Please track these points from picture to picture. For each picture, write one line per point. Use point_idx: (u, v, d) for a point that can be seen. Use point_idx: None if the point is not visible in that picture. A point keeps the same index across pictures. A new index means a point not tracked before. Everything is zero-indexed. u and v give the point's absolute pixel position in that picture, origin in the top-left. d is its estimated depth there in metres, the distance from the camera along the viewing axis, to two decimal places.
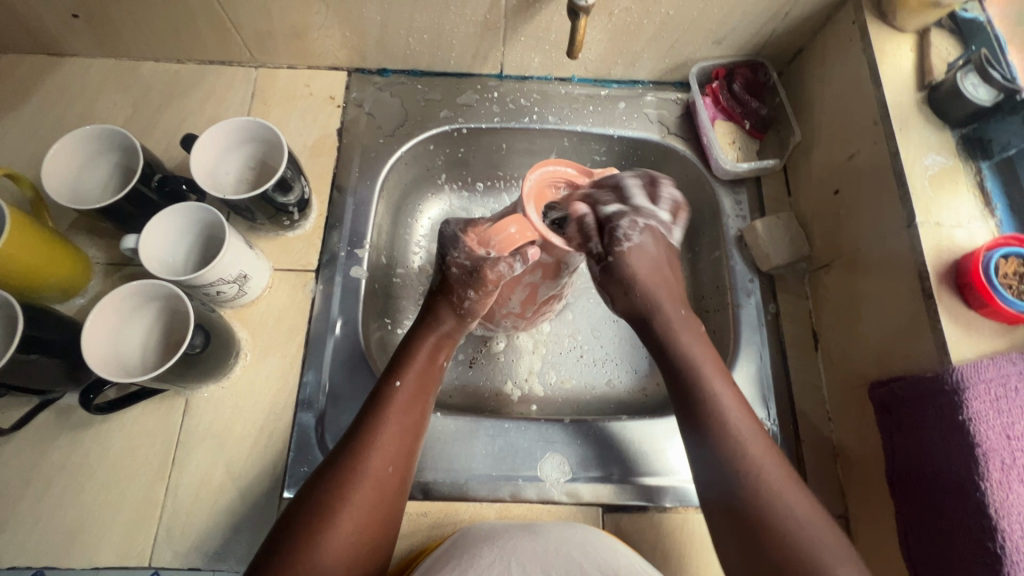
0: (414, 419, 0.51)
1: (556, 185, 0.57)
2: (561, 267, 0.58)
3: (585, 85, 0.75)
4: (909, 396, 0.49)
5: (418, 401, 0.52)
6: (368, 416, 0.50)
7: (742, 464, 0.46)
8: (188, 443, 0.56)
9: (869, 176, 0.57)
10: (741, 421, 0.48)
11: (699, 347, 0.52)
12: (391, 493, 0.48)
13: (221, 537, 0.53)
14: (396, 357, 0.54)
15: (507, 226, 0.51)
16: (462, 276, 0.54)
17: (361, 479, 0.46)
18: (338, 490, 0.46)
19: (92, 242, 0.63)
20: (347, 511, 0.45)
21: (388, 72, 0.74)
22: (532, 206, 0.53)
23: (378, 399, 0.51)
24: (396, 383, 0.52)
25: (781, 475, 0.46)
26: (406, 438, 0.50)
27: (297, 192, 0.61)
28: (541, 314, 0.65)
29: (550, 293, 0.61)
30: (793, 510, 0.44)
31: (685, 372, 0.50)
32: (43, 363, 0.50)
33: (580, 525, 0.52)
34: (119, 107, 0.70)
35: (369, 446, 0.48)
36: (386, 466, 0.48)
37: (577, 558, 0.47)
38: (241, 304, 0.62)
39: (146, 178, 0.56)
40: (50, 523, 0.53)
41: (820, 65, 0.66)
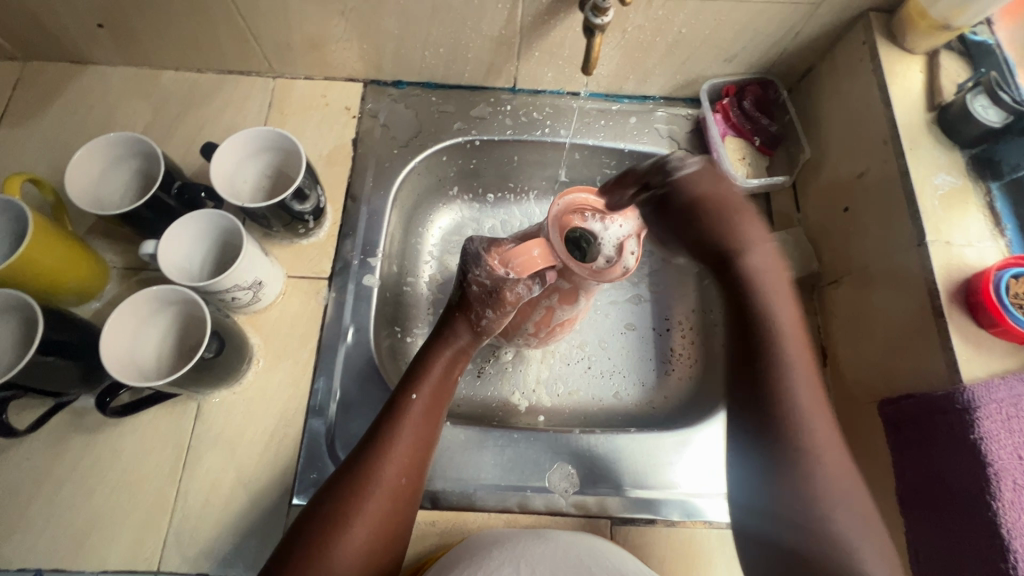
0: (427, 431, 0.51)
1: (582, 213, 0.57)
2: (581, 293, 0.58)
3: (597, 100, 0.76)
4: (919, 415, 0.49)
5: (434, 414, 0.52)
6: (381, 426, 0.50)
7: (790, 416, 0.48)
8: (199, 448, 0.57)
9: (878, 195, 0.58)
10: (802, 383, 0.49)
11: (778, 286, 0.53)
12: (403, 503, 0.48)
13: (230, 542, 0.54)
14: (412, 367, 0.54)
15: (529, 249, 0.53)
16: (481, 295, 0.54)
17: (375, 489, 0.47)
18: (352, 499, 0.46)
19: (109, 247, 0.64)
20: (360, 519, 0.45)
21: (403, 84, 0.75)
22: (556, 231, 0.55)
23: (392, 410, 0.51)
24: (411, 397, 0.51)
25: (832, 443, 0.47)
26: (419, 451, 0.50)
27: (312, 201, 0.61)
28: (556, 337, 0.66)
29: (568, 317, 0.62)
30: (827, 478, 0.46)
31: (761, 329, 0.51)
32: (60, 365, 0.51)
33: (588, 535, 0.52)
34: (139, 114, 0.71)
35: (383, 457, 0.48)
36: (400, 477, 0.48)
37: (585, 561, 0.47)
38: (254, 311, 0.62)
39: (166, 185, 0.57)
40: (60, 525, 0.53)
41: (830, 84, 0.66)
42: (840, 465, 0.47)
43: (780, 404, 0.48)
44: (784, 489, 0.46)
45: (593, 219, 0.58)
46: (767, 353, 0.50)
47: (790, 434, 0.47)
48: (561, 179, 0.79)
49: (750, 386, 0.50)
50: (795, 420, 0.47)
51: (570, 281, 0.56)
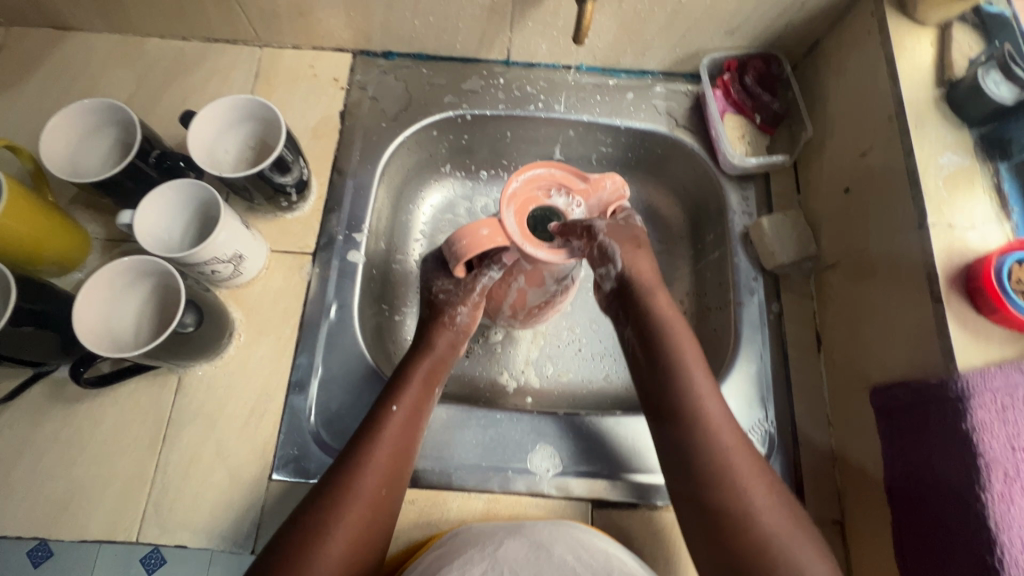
0: (407, 443, 0.51)
1: (545, 189, 0.55)
2: (543, 275, 0.57)
3: (593, 74, 0.73)
4: (909, 403, 0.48)
5: (414, 426, 0.52)
6: (361, 438, 0.50)
7: (714, 445, 0.50)
8: (179, 421, 0.56)
9: (880, 175, 0.55)
10: (717, 412, 0.52)
11: (683, 331, 0.56)
12: (383, 514, 0.48)
13: (209, 516, 0.53)
14: (392, 381, 0.54)
15: (478, 228, 0.52)
16: (449, 295, 0.60)
17: (353, 500, 0.47)
18: (334, 506, 0.46)
19: (91, 217, 0.63)
20: (341, 527, 0.45)
21: (393, 55, 0.73)
22: (509, 210, 0.52)
23: (373, 423, 0.51)
24: (392, 408, 0.52)
25: (752, 471, 0.49)
26: (400, 460, 0.50)
27: (295, 173, 0.60)
28: (540, 318, 0.65)
29: (541, 301, 0.61)
30: (757, 502, 0.47)
31: (667, 363, 0.54)
32: (35, 335, 0.50)
33: (571, 526, 0.52)
34: (123, 83, 0.69)
35: (362, 466, 0.48)
36: (380, 488, 0.48)
37: (566, 560, 0.48)
38: (236, 285, 0.61)
39: (143, 153, 0.55)
40: (40, 495, 0.53)
41: (836, 59, 0.63)
42: (768, 499, 0.48)
43: (701, 432, 0.51)
44: (727, 518, 0.47)
45: (557, 195, 0.56)
46: (681, 388, 0.53)
47: (712, 461, 0.49)
48: (556, 156, 0.78)
49: (669, 418, 0.53)
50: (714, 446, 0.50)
51: (530, 264, 0.56)
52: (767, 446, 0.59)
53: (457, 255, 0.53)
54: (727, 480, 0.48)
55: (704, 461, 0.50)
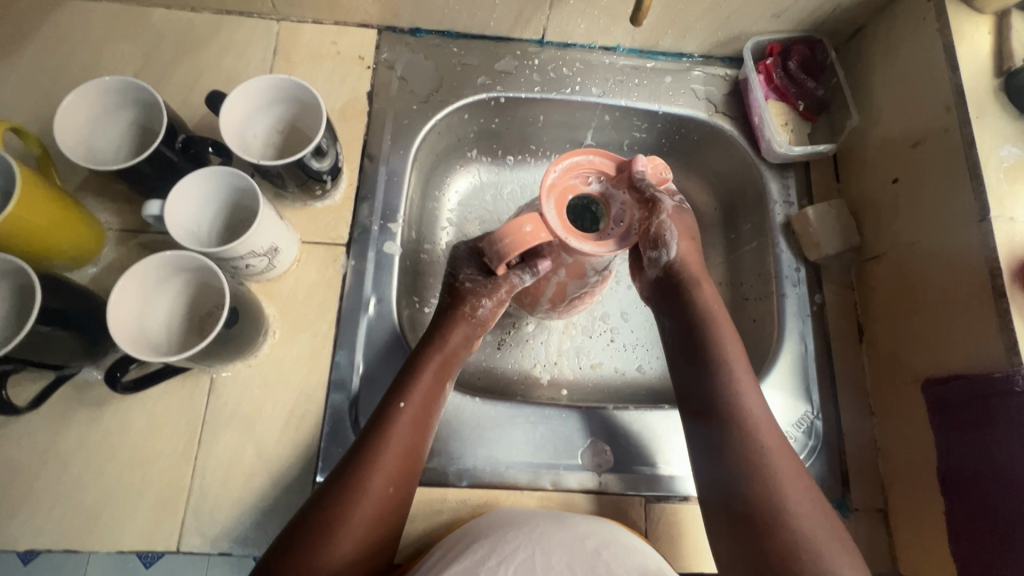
0: (414, 443, 0.49)
1: (584, 177, 0.52)
2: (587, 267, 0.54)
3: (630, 56, 0.71)
4: (969, 396, 0.49)
5: (421, 426, 0.50)
6: (367, 438, 0.48)
7: (740, 436, 0.50)
8: (215, 424, 0.53)
9: (934, 166, 0.55)
10: (755, 401, 0.51)
11: (723, 320, 0.56)
12: (388, 517, 0.47)
13: (251, 522, 0.51)
14: (401, 375, 0.52)
15: (522, 224, 0.48)
16: (475, 287, 0.56)
17: (358, 503, 0.45)
18: (336, 509, 0.45)
19: (104, 206, 0.58)
20: (344, 531, 0.44)
21: (421, 32, 0.69)
22: (549, 203, 0.50)
23: (379, 421, 0.49)
24: (399, 405, 0.49)
25: (787, 461, 0.49)
26: (406, 462, 0.48)
27: (330, 159, 0.56)
28: (576, 308, 0.62)
29: (582, 292, 0.58)
30: (787, 494, 0.47)
31: (709, 353, 0.54)
32: (60, 337, 0.47)
33: (608, 524, 0.50)
34: (128, 58, 0.64)
35: (368, 467, 0.46)
36: (387, 488, 0.47)
37: (601, 557, 0.46)
38: (267, 279, 0.58)
39: (169, 139, 0.51)
40: (68, 506, 0.50)
41: (885, 45, 0.62)
42: (800, 489, 0.48)
43: (730, 423, 0.50)
44: (746, 510, 0.47)
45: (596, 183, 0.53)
46: (721, 377, 0.52)
47: (728, 458, 0.49)
48: (587, 142, 0.75)
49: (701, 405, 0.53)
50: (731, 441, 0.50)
51: (572, 257, 0.52)
52: (813, 437, 0.59)
53: (499, 255, 0.49)
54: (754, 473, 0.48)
55: (723, 451, 0.50)
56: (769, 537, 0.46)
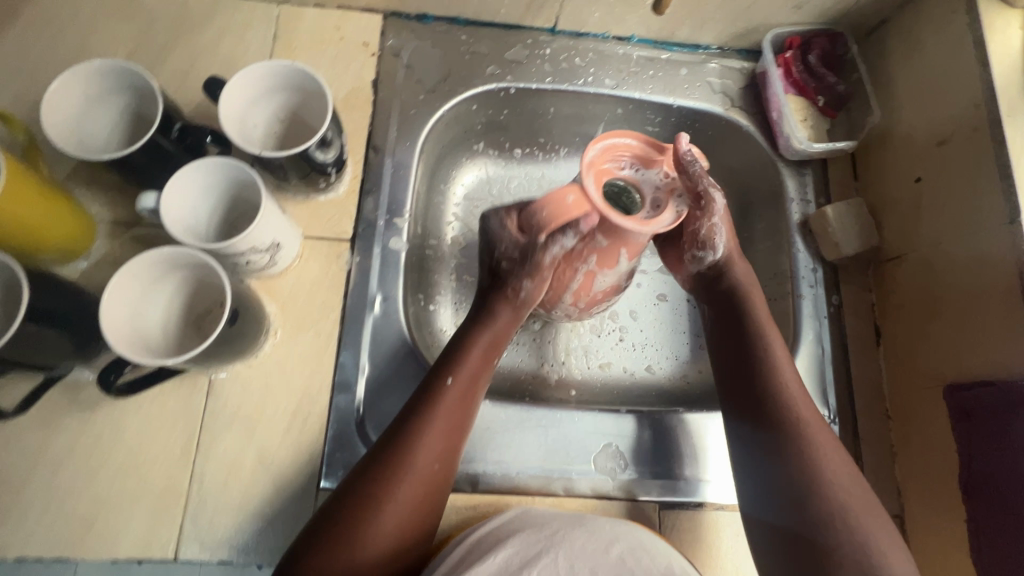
0: (460, 420, 0.48)
1: (619, 161, 0.49)
2: (622, 254, 0.50)
3: (644, 47, 0.68)
4: (995, 404, 0.48)
5: (468, 401, 0.49)
6: (412, 412, 0.47)
7: (785, 408, 0.49)
8: (214, 427, 0.51)
9: (963, 166, 0.54)
10: (798, 384, 0.50)
11: (760, 306, 0.55)
12: (433, 495, 0.45)
13: (253, 529, 0.49)
14: (448, 351, 0.51)
15: (563, 195, 0.46)
16: (512, 265, 0.52)
17: (406, 478, 0.43)
18: (380, 486, 0.43)
19: (94, 197, 0.55)
20: (387, 508, 0.42)
21: (428, 18, 0.66)
22: (591, 178, 0.46)
23: (427, 394, 0.47)
24: (447, 381, 0.48)
25: (834, 445, 0.47)
26: (453, 437, 0.47)
27: (335, 150, 0.54)
28: (600, 306, 0.57)
29: (610, 283, 0.53)
30: (840, 479, 0.45)
31: (750, 337, 0.53)
32: (48, 337, 0.44)
33: (636, 530, 0.49)
34: (120, 40, 0.60)
35: (415, 441, 0.45)
36: (433, 465, 0.45)
37: (627, 562, 0.45)
38: (268, 276, 0.55)
39: (164, 127, 0.48)
40: (59, 512, 0.48)
41: (910, 40, 0.60)
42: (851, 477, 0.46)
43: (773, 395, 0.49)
44: (791, 487, 0.45)
45: (630, 170, 0.50)
46: (762, 362, 0.51)
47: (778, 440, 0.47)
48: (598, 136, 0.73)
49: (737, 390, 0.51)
50: (785, 424, 0.48)
51: (609, 237, 0.48)
52: None
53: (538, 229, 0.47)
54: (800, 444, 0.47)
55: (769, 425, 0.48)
56: (824, 526, 0.43)
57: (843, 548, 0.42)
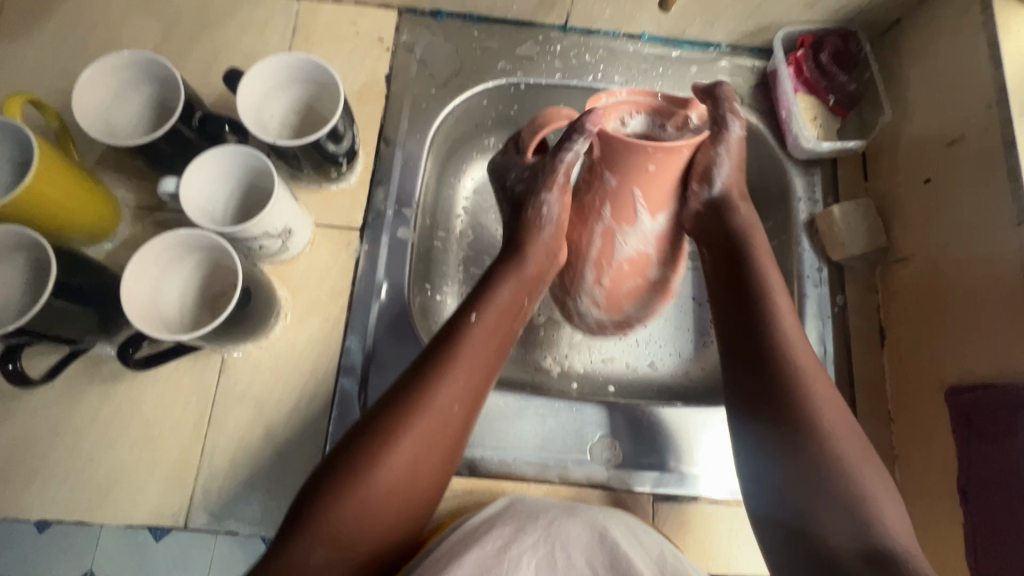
0: (486, 358, 0.49)
1: (626, 111, 0.49)
2: (635, 202, 0.50)
3: (654, 44, 0.69)
4: (992, 405, 0.48)
5: (490, 339, 0.49)
6: (438, 346, 0.48)
7: (785, 362, 0.47)
8: (226, 403, 0.53)
9: (974, 164, 0.53)
10: (799, 340, 0.48)
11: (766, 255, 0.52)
12: (452, 430, 0.46)
13: (259, 502, 0.51)
14: (479, 284, 0.52)
15: (561, 111, 0.51)
16: (526, 188, 0.52)
17: (429, 410, 0.45)
18: (401, 417, 0.44)
19: (121, 183, 0.58)
20: (406, 439, 0.44)
21: (442, 15, 0.67)
22: (596, 102, 0.48)
23: (453, 329, 0.49)
24: (471, 316, 0.49)
25: (832, 402, 0.46)
26: (476, 374, 0.48)
27: (347, 142, 0.55)
28: (627, 291, 0.55)
29: (635, 249, 0.52)
30: (842, 441, 0.45)
31: (754, 287, 0.51)
32: (73, 312, 0.47)
33: (625, 517, 0.50)
34: (148, 34, 0.63)
35: (434, 380, 0.46)
36: (453, 403, 0.46)
37: (620, 546, 0.46)
38: (281, 261, 0.58)
39: (186, 116, 0.51)
40: (80, 478, 0.51)
41: (924, 38, 0.60)
42: (854, 443, 0.45)
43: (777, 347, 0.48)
44: (790, 437, 0.45)
45: (632, 120, 0.50)
46: (765, 319, 0.49)
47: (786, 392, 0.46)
48: None
49: (740, 343, 0.50)
50: (794, 379, 0.46)
51: (615, 172, 0.48)
52: None
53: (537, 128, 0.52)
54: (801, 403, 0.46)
55: (771, 378, 0.47)
56: (823, 489, 0.43)
57: (845, 505, 0.42)
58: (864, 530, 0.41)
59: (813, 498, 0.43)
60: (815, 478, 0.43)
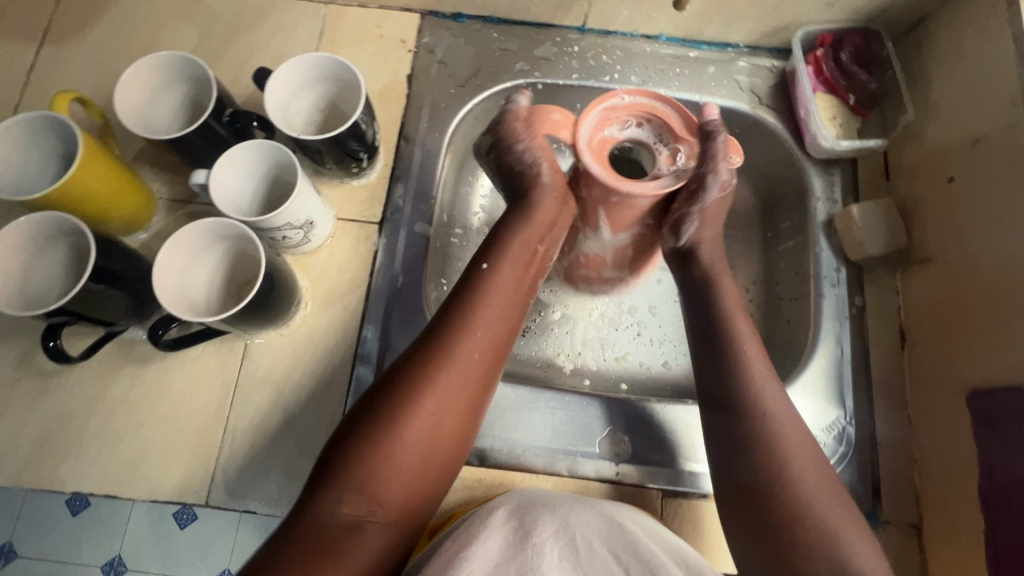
0: (503, 310, 0.51)
1: (628, 119, 0.52)
2: (599, 219, 0.55)
3: (672, 45, 0.69)
4: (1015, 409, 0.47)
5: (507, 296, 0.51)
6: (456, 301, 0.50)
7: (751, 392, 0.48)
8: (247, 387, 0.56)
9: (997, 162, 0.52)
10: (765, 377, 0.49)
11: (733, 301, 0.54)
12: (474, 380, 0.48)
13: (276, 483, 0.53)
14: (489, 242, 0.54)
15: (551, 113, 0.52)
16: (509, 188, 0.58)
17: (450, 362, 0.47)
18: (423, 367, 0.46)
19: (157, 176, 0.61)
20: (431, 392, 0.45)
21: (462, 17, 0.69)
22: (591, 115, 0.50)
23: (470, 284, 0.51)
24: (485, 266, 0.52)
25: (797, 439, 0.46)
26: (495, 330, 0.50)
27: (368, 138, 0.58)
28: (581, 276, 0.66)
29: (594, 250, 0.61)
30: (805, 476, 0.45)
31: (719, 327, 0.52)
32: (109, 295, 0.50)
33: (635, 511, 0.49)
34: (185, 37, 0.67)
35: (457, 333, 0.48)
36: (474, 354, 0.48)
37: (654, 553, 0.44)
38: (303, 253, 0.60)
39: (217, 112, 0.53)
40: (111, 454, 0.54)
41: (949, 36, 0.59)
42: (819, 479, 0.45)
43: (733, 362, 0.50)
44: (763, 449, 0.46)
45: (635, 127, 0.52)
46: (730, 358, 0.50)
47: (748, 433, 0.46)
48: None
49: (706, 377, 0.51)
50: (756, 413, 0.47)
51: (586, 190, 0.53)
52: (844, 444, 0.56)
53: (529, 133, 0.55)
54: (757, 416, 0.47)
55: (734, 406, 0.48)
56: (785, 523, 0.43)
57: (806, 544, 0.42)
58: (829, 565, 0.41)
59: (778, 529, 0.43)
60: (780, 510, 0.44)
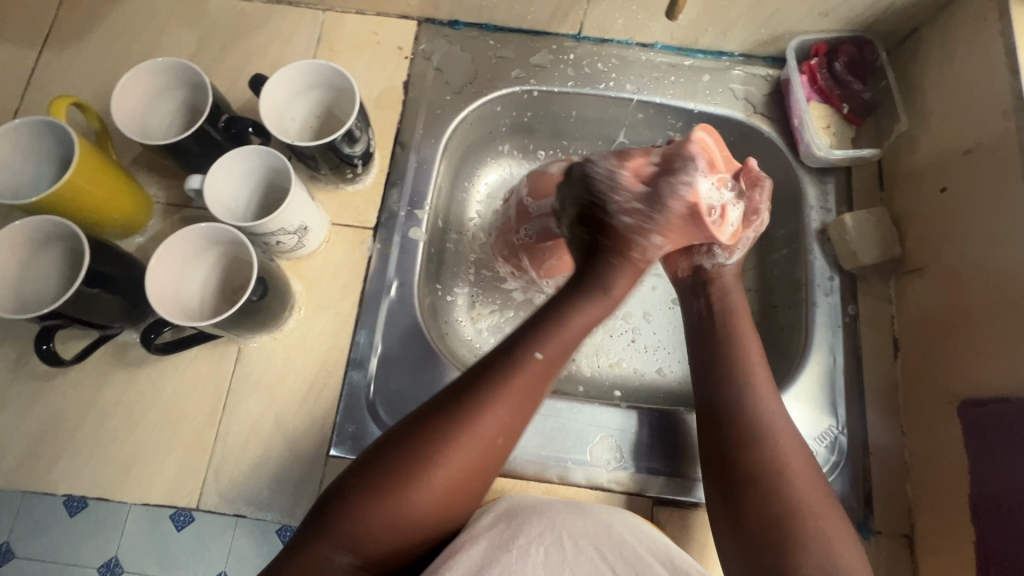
0: (537, 393, 0.46)
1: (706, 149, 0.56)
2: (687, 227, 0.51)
3: (667, 53, 0.70)
4: (1007, 420, 0.46)
5: (546, 379, 0.46)
6: (490, 369, 0.45)
7: (753, 415, 0.49)
8: (240, 391, 0.56)
9: (990, 173, 0.52)
10: (771, 400, 0.50)
11: (744, 322, 0.56)
12: (490, 462, 0.44)
13: (267, 487, 0.53)
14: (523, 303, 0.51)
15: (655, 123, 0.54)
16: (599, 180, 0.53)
17: (466, 436, 0.42)
18: (439, 435, 0.42)
19: (154, 181, 0.62)
20: (442, 465, 0.42)
21: (459, 24, 0.70)
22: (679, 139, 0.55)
23: (508, 359, 0.45)
24: (534, 355, 0.45)
25: (796, 454, 0.48)
26: (522, 408, 0.45)
27: (363, 144, 0.58)
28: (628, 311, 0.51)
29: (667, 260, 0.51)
30: (802, 491, 0.46)
31: (722, 348, 0.54)
32: (104, 299, 0.50)
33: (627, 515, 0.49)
34: (184, 42, 0.68)
35: (482, 403, 0.43)
36: (498, 437, 0.43)
37: (638, 552, 0.45)
38: (297, 257, 0.60)
39: (213, 117, 0.54)
40: (103, 457, 0.54)
41: (943, 47, 0.59)
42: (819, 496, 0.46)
43: (733, 382, 0.52)
44: (756, 479, 0.47)
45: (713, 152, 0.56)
46: (734, 379, 0.52)
47: (747, 445, 0.48)
48: (619, 140, 0.74)
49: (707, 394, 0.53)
50: (757, 431, 0.49)
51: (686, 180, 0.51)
52: (836, 453, 0.56)
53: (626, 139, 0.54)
54: (753, 437, 0.48)
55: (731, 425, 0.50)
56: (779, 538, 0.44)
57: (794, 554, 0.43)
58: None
59: (771, 543, 0.44)
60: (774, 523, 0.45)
